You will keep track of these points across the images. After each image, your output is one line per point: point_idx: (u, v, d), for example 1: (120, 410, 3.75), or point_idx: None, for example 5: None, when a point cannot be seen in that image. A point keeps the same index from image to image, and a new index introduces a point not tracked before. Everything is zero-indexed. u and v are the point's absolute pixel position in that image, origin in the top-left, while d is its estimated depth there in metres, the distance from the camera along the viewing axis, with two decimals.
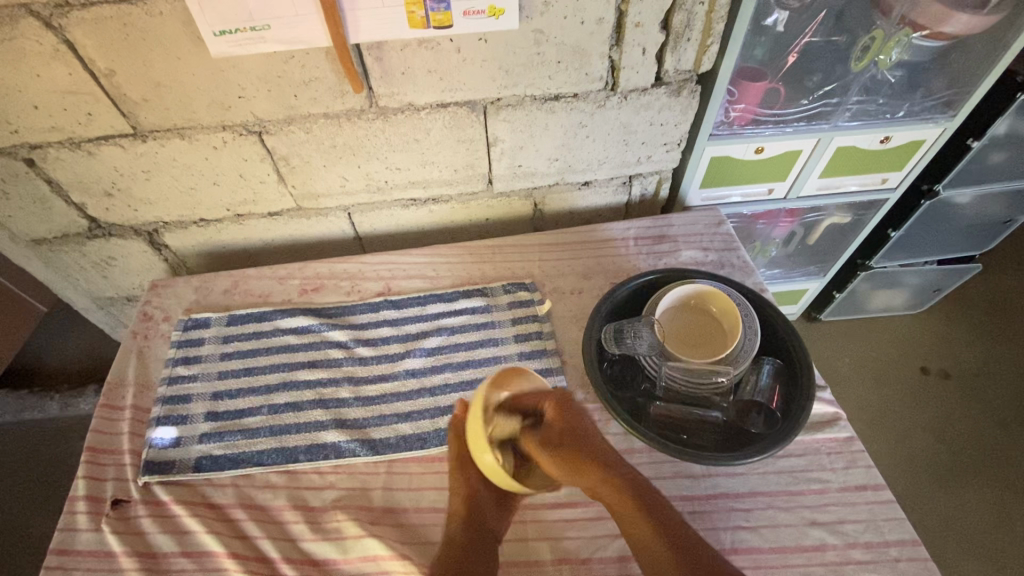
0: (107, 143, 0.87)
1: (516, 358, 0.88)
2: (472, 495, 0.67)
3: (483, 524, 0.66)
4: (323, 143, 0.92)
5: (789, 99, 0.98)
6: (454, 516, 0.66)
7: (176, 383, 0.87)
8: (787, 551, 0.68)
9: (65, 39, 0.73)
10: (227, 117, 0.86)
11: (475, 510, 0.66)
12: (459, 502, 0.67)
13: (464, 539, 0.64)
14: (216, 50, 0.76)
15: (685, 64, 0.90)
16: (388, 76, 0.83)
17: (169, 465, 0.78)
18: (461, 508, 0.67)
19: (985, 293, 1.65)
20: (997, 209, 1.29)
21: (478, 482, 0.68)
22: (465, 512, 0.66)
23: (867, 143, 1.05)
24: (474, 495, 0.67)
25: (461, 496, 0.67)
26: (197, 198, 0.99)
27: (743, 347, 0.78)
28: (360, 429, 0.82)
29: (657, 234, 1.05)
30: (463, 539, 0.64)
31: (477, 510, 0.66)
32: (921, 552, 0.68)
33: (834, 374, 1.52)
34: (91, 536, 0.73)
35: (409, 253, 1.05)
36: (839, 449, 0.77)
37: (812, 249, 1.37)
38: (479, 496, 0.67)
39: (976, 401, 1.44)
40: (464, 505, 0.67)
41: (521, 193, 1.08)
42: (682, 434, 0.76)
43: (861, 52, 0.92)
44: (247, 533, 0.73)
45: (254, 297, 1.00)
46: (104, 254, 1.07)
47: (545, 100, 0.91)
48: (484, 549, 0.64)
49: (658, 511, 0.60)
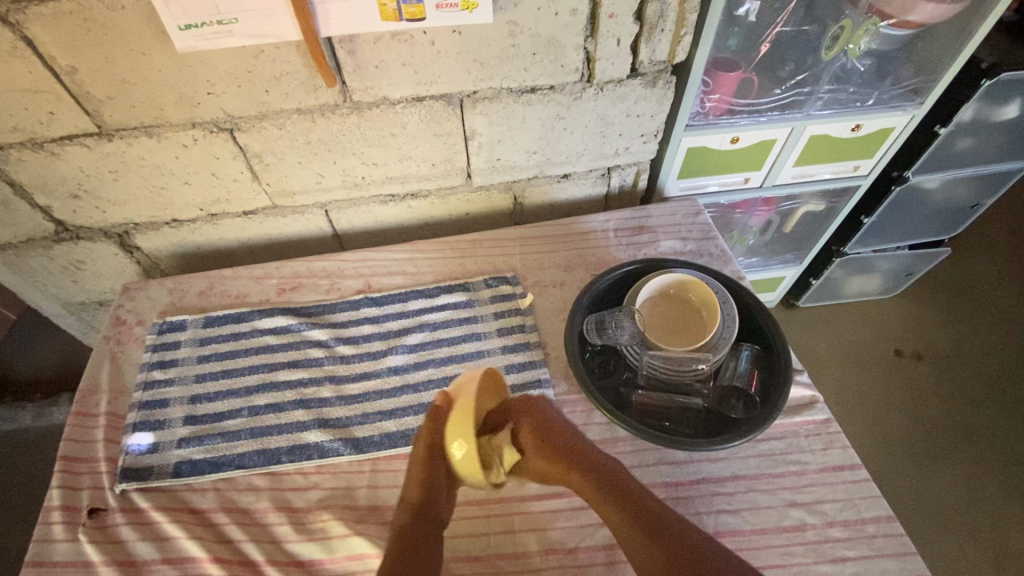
0: (72, 143, 0.84)
1: (500, 352, 0.88)
2: (432, 489, 0.65)
3: (433, 516, 0.63)
4: (297, 139, 0.90)
5: (762, 89, 0.99)
6: (410, 505, 0.64)
7: (153, 387, 0.85)
8: (769, 532, 0.70)
9: (24, 36, 0.71)
10: (196, 114, 0.84)
11: (430, 502, 0.64)
12: (416, 492, 0.65)
13: (414, 528, 0.62)
14: (183, 45, 0.74)
15: (660, 55, 0.90)
16: (361, 70, 0.82)
17: (147, 471, 0.76)
18: (417, 499, 0.65)
19: (954, 277, 1.70)
20: (963, 193, 1.33)
21: (440, 476, 0.66)
22: (421, 505, 0.64)
23: (839, 131, 1.07)
24: (433, 489, 0.65)
25: (420, 488, 0.65)
26: (169, 198, 0.96)
27: (722, 335, 0.79)
28: (343, 428, 0.81)
29: (637, 225, 1.05)
30: (413, 530, 0.62)
31: (432, 501, 0.64)
32: (896, 528, 0.70)
33: (811, 359, 1.56)
34: (68, 547, 0.71)
35: (389, 248, 1.04)
36: (816, 431, 0.79)
37: (789, 238, 1.40)
38: (437, 488, 0.65)
39: (948, 380, 1.49)
40: (421, 497, 0.64)
41: (500, 187, 1.08)
42: (664, 421, 0.77)
43: (831, 42, 0.93)
44: (230, 537, 0.72)
45: (231, 298, 0.98)
46: (72, 257, 1.04)
47: (522, 93, 0.91)
48: (432, 538, 0.62)
49: (647, 517, 0.59)
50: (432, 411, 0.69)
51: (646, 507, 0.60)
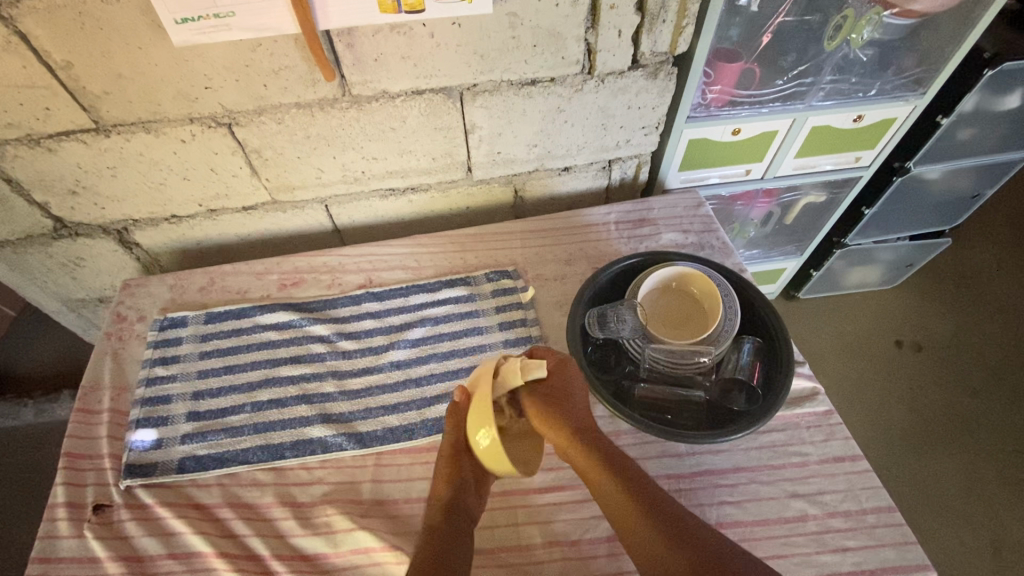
0: (68, 139, 0.83)
1: (501, 346, 0.88)
2: (458, 483, 0.67)
3: (463, 511, 0.65)
4: (296, 134, 0.90)
5: (764, 80, 0.99)
6: (437, 507, 0.65)
7: (155, 383, 0.85)
8: (770, 523, 0.70)
9: (17, 31, 0.70)
10: (194, 109, 0.83)
11: (458, 498, 0.66)
12: (443, 489, 0.67)
13: (444, 527, 0.63)
14: (179, 39, 0.74)
15: (661, 47, 0.89)
16: (360, 64, 0.81)
17: (152, 467, 0.77)
18: (445, 496, 0.66)
19: (954, 268, 1.70)
20: (963, 183, 1.33)
21: (469, 475, 0.68)
22: (449, 502, 0.65)
23: (840, 122, 1.06)
24: (460, 484, 0.67)
25: (447, 484, 0.67)
26: (167, 194, 0.96)
27: (724, 328, 0.79)
28: (346, 423, 0.81)
29: (638, 218, 1.05)
30: (443, 526, 0.63)
31: (461, 498, 0.66)
32: (896, 518, 0.70)
33: (811, 350, 1.57)
34: (73, 543, 0.71)
35: (390, 243, 1.04)
36: (817, 423, 0.79)
37: (790, 229, 1.40)
38: (465, 483, 0.67)
39: (948, 371, 1.49)
40: (449, 493, 0.66)
41: (501, 180, 1.08)
42: (666, 414, 0.77)
43: (834, 32, 0.93)
44: (235, 531, 0.72)
45: (231, 293, 0.98)
46: (72, 254, 1.04)
47: (522, 86, 0.90)
48: (466, 533, 0.63)
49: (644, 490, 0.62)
50: (454, 407, 0.72)
51: (641, 482, 0.63)
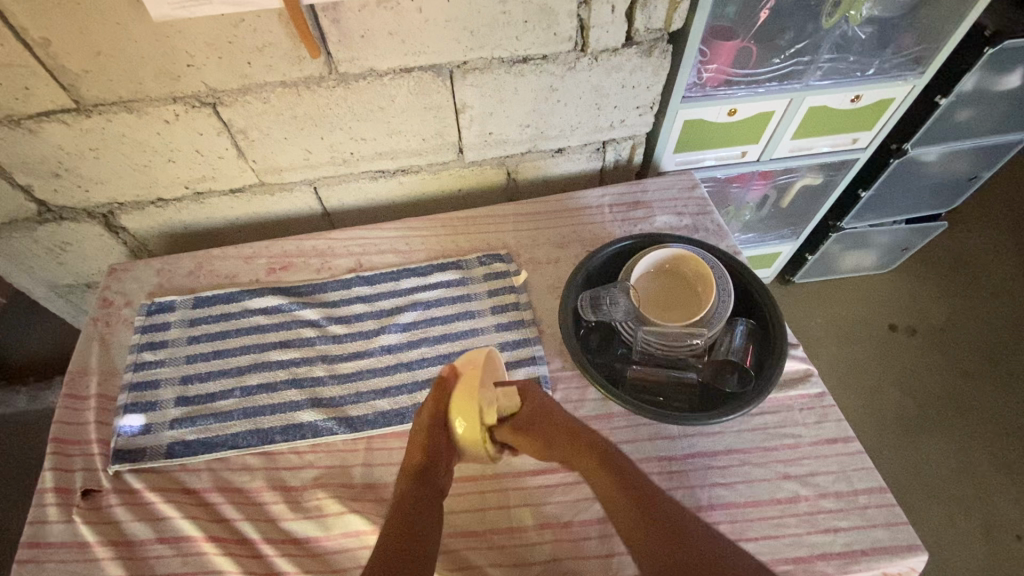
0: (50, 119, 0.81)
1: (493, 330, 0.87)
2: (433, 453, 0.66)
3: (435, 483, 0.65)
4: (282, 113, 0.88)
5: (761, 59, 0.97)
6: (408, 474, 0.65)
7: (142, 369, 0.84)
8: (762, 504, 0.70)
9: None
10: (177, 87, 0.81)
11: (431, 469, 0.65)
12: (417, 455, 0.67)
13: (414, 497, 0.63)
14: (158, 14, 0.71)
15: (656, 23, 0.87)
16: (346, 40, 0.79)
17: (140, 452, 0.76)
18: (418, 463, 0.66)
19: (950, 251, 1.69)
20: (961, 166, 1.32)
21: (443, 447, 0.68)
22: (422, 470, 0.65)
23: (839, 102, 1.05)
24: (434, 454, 0.67)
25: (421, 453, 0.66)
26: (153, 175, 0.94)
27: (717, 310, 0.78)
28: (337, 407, 0.81)
29: (632, 200, 1.04)
30: (412, 493, 0.63)
31: (432, 470, 0.66)
32: (887, 498, 0.70)
33: (806, 334, 1.57)
34: (62, 528, 0.70)
35: (381, 226, 1.02)
36: (810, 404, 0.79)
37: (786, 213, 1.39)
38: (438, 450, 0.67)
39: (942, 354, 1.50)
40: (422, 460, 0.66)
41: (493, 162, 1.06)
42: (659, 396, 0.78)
43: (832, 8, 0.91)
44: (225, 516, 0.72)
45: (220, 278, 0.96)
46: (58, 239, 1.02)
47: (513, 63, 0.88)
48: (434, 505, 0.63)
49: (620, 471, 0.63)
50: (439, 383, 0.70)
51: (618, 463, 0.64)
